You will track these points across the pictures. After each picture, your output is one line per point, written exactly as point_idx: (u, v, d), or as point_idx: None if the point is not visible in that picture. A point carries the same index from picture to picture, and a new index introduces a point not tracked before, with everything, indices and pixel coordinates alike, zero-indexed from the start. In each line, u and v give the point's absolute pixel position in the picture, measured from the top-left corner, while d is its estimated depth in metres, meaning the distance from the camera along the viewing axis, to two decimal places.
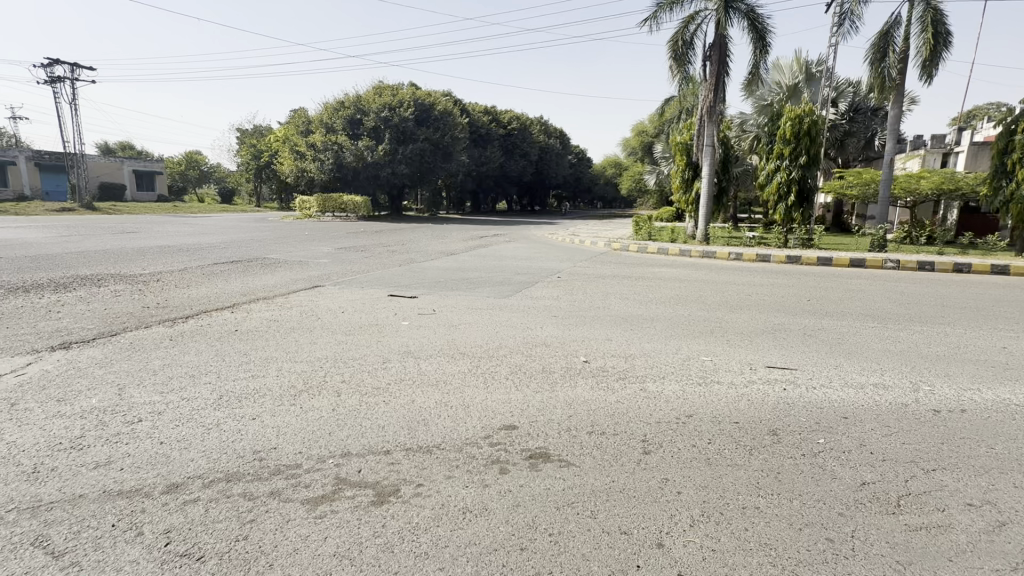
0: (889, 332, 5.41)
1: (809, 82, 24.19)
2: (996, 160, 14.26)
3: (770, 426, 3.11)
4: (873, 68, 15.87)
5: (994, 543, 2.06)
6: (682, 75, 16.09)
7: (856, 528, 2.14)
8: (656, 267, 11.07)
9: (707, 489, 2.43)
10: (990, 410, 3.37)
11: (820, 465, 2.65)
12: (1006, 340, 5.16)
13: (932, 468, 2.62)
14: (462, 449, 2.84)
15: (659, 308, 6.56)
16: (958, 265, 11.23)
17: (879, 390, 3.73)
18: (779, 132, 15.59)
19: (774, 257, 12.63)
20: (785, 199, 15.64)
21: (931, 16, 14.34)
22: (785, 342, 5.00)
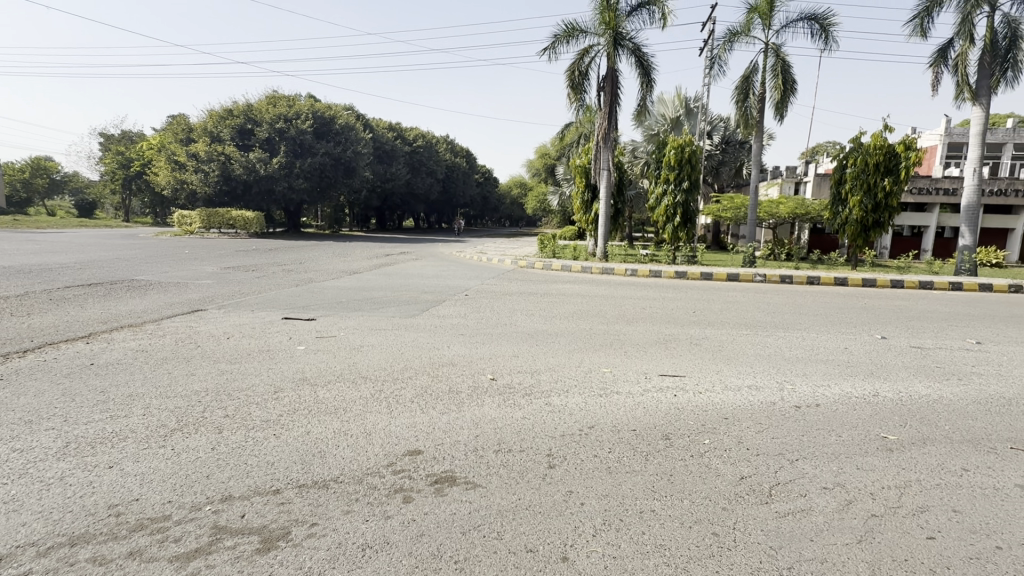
0: (759, 339, 6.10)
1: (688, 116, 27.04)
2: (834, 189, 16.87)
3: (663, 432, 3.31)
4: (738, 107, 18.13)
5: (845, 520, 2.37)
6: (578, 102, 17.13)
7: (737, 521, 2.34)
8: (560, 283, 11.51)
9: (608, 497, 2.53)
10: (838, 403, 3.90)
11: (706, 464, 2.88)
12: (848, 341, 6.06)
13: (796, 458, 2.96)
14: (362, 480, 2.67)
15: (563, 324, 6.80)
16: (811, 278, 13.06)
17: (752, 391, 4.17)
18: (665, 159, 17.15)
19: (665, 272, 13.75)
20: (672, 219, 17.13)
21: (781, 66, 16.78)
22: (674, 351, 5.44)
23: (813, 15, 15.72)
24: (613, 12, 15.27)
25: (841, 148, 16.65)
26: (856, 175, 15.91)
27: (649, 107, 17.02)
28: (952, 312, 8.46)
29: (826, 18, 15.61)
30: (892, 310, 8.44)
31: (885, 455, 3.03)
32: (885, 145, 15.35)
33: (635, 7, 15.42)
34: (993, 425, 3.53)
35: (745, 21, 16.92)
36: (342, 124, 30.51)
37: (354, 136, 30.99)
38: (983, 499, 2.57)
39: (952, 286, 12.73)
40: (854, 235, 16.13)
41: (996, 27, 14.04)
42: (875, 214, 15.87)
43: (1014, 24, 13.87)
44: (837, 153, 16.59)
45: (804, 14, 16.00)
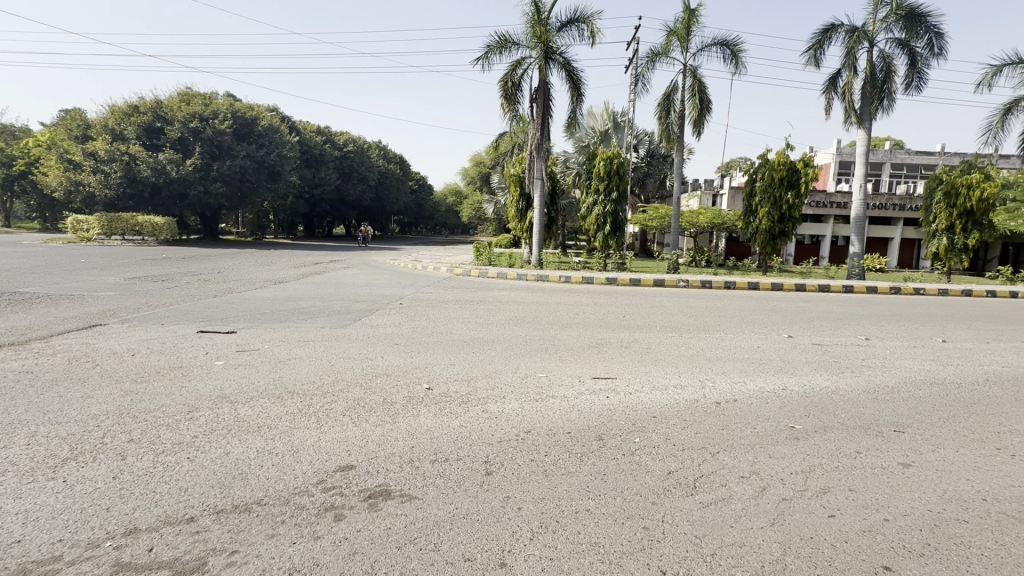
0: (683, 340, 6.48)
1: (617, 130, 28.34)
2: (746, 202, 18.29)
3: (597, 432, 3.42)
4: (661, 122, 19.24)
5: (760, 505, 2.56)
6: (512, 112, 17.40)
7: (665, 513, 2.46)
8: (495, 290, 11.57)
9: (544, 500, 2.56)
10: (753, 398, 4.22)
11: (637, 462, 3.01)
12: (760, 340, 6.60)
13: (717, 451, 3.17)
14: (288, 501, 2.52)
15: (499, 330, 6.85)
16: (727, 283, 14.07)
17: (677, 389, 4.42)
18: (595, 170, 17.81)
19: (596, 279, 14.21)
20: (603, 228, 17.81)
21: (697, 86, 18.06)
22: (606, 354, 5.64)
23: (725, 41, 17.08)
24: (544, 27, 15.74)
25: (751, 164, 18.16)
26: (764, 189, 17.42)
27: (579, 120, 17.64)
28: (844, 311, 9.46)
29: (736, 44, 17.01)
30: (795, 311, 9.28)
31: (792, 444, 3.32)
32: (787, 162, 16.94)
33: (565, 23, 15.95)
34: (879, 411, 3.97)
35: (665, 43, 18.06)
36: (265, 125, 28.86)
37: (279, 139, 29.43)
38: (873, 477, 2.89)
39: (846, 288, 14.22)
40: (763, 242, 17.54)
41: (875, 61, 16.00)
42: (780, 224, 17.39)
43: (889, 59, 15.84)
44: (748, 169, 18.06)
45: (716, 40, 17.35)
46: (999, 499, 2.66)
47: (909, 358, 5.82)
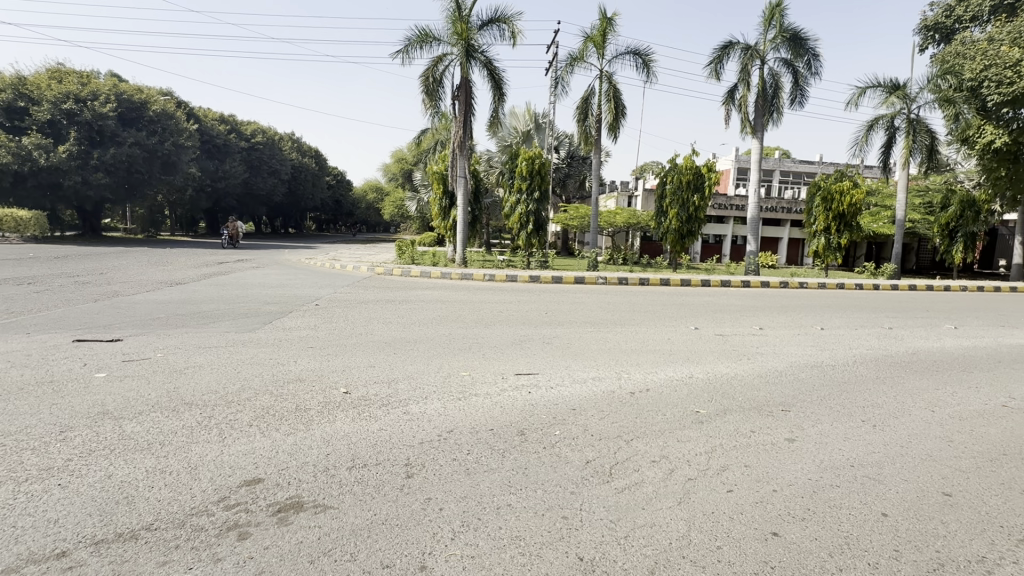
0: (600, 334, 6.77)
1: (538, 131, 28.96)
2: (658, 202, 19.46)
3: (519, 428, 3.47)
4: (580, 125, 19.93)
5: (669, 486, 2.74)
6: (433, 109, 17.16)
7: (583, 502, 2.55)
8: (418, 289, 11.35)
9: (466, 498, 2.55)
10: (663, 387, 4.51)
11: (557, 454, 3.09)
12: (670, 332, 7.07)
13: (630, 438, 3.34)
14: (184, 522, 2.30)
15: (421, 330, 6.72)
16: (641, 279, 14.91)
17: (595, 381, 4.61)
18: (517, 169, 18.09)
19: (520, 277, 14.41)
20: (526, 226, 18.10)
21: (613, 91, 18.91)
22: (528, 350, 5.75)
23: (637, 50, 18.01)
24: (465, 24, 15.66)
25: (662, 168, 19.40)
26: (674, 191, 18.65)
27: (501, 119, 17.76)
28: (742, 304, 10.39)
29: (647, 54, 18.01)
30: (699, 305, 10.05)
31: (697, 427, 3.59)
32: (693, 167, 18.28)
33: (486, 22, 15.98)
34: (770, 394, 4.39)
35: (582, 48, 18.70)
36: (157, 110, 25.81)
37: (174, 126, 26.66)
38: (765, 453, 3.19)
39: (743, 284, 15.62)
40: (674, 241, 18.80)
41: (766, 78, 17.67)
42: (688, 224, 18.68)
43: (776, 76, 17.60)
44: (659, 172, 19.25)
45: (629, 49, 18.26)
46: (864, 465, 3.06)
47: (794, 345, 6.51)
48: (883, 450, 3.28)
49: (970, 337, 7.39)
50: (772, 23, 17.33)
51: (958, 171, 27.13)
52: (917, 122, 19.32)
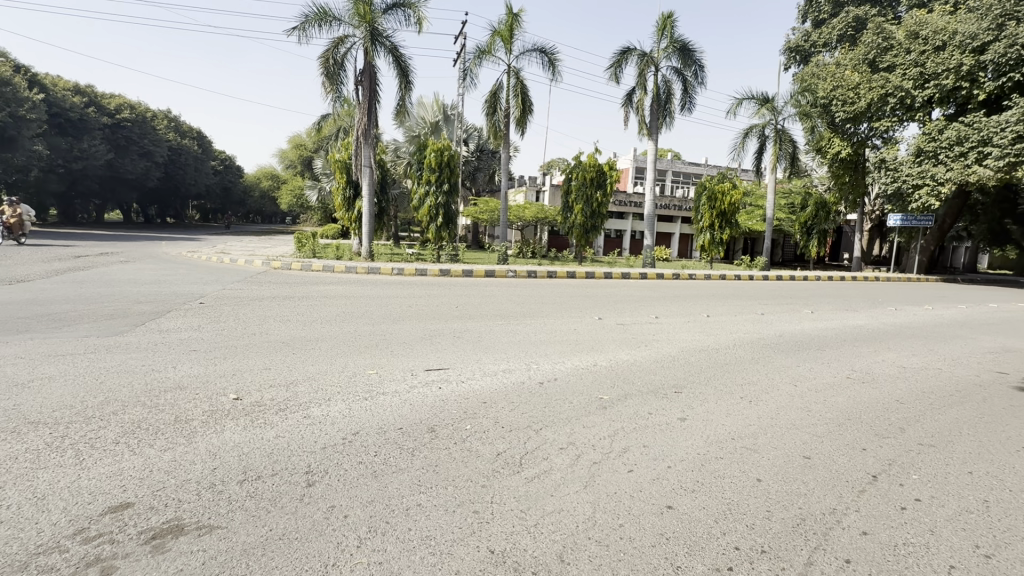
0: (510, 327, 6.87)
1: (447, 122, 28.63)
2: (565, 198, 20.16)
3: (429, 425, 3.40)
4: (488, 119, 19.97)
5: (575, 471, 2.85)
6: (334, 93, 16.18)
7: (493, 494, 2.57)
8: (319, 284, 10.69)
9: (373, 502, 2.45)
10: (570, 376, 4.69)
11: (467, 448, 3.08)
12: (576, 323, 7.37)
13: (540, 428, 3.43)
14: (28, 564, 1.95)
15: (324, 328, 6.34)
16: (549, 272, 15.36)
17: (505, 373, 4.67)
18: (425, 161, 17.72)
19: (430, 270, 14.17)
20: (435, 219, 17.81)
21: (521, 87, 19.16)
22: (439, 345, 5.66)
23: (543, 48, 18.41)
24: (367, 6, 14.92)
25: (568, 164, 20.10)
26: (579, 187, 19.43)
27: (408, 108, 17.24)
28: (640, 295, 11.14)
29: (553, 53, 18.49)
30: (602, 296, 10.60)
31: (601, 412, 3.78)
32: (596, 164, 19.18)
33: (390, 6, 15.35)
34: (664, 377, 4.76)
35: (490, 42, 18.72)
36: None
37: (11, 93, 22.43)
38: (661, 433, 3.44)
39: (641, 276, 16.75)
40: (579, 236, 19.59)
41: (660, 84, 18.97)
42: (592, 219, 19.57)
43: (669, 83, 18.99)
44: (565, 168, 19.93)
45: (535, 47, 18.60)
46: (742, 437, 3.42)
47: (685, 331, 7.12)
48: (757, 423, 3.70)
49: (822, 320, 8.61)
50: (664, 33, 18.64)
51: (813, 176, 31.31)
52: (783, 132, 21.98)
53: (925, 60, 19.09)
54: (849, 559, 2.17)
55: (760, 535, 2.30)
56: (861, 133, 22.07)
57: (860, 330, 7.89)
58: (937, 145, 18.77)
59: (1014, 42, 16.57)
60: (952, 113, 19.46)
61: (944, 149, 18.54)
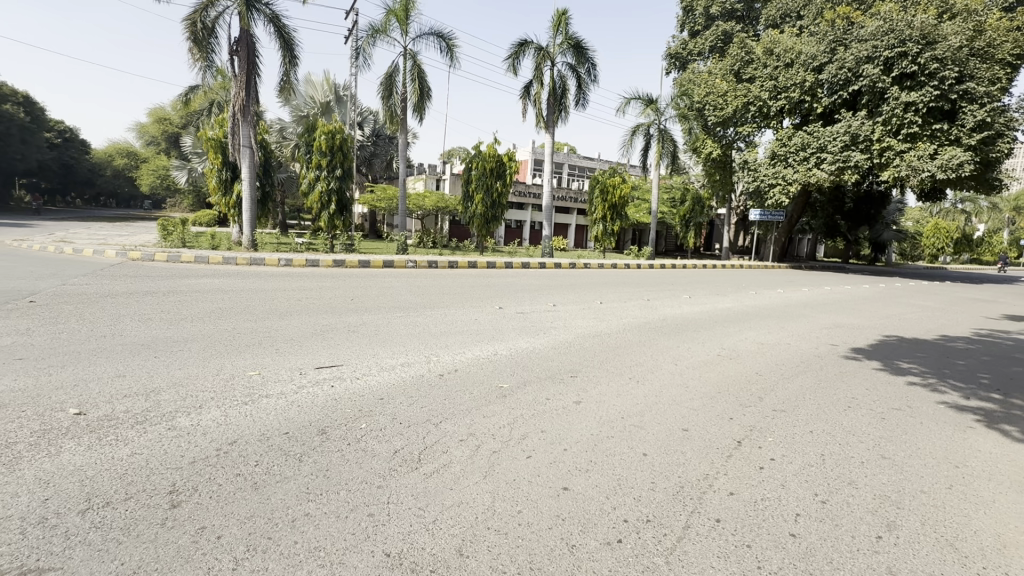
0: (409, 319, 6.67)
1: (338, 103, 26.96)
2: (465, 187, 20.05)
3: (320, 426, 3.18)
4: (384, 102, 19.12)
5: (475, 462, 2.84)
6: (204, 61, 14.38)
7: (390, 495, 2.46)
8: (190, 277, 9.49)
9: (254, 517, 2.22)
10: (470, 366, 4.68)
11: (363, 448, 2.92)
12: (477, 313, 7.36)
13: (439, 421, 3.37)
14: None
15: (196, 326, 5.64)
16: (450, 263, 15.20)
17: (403, 367, 4.53)
18: (315, 143, 16.44)
19: (322, 261, 13.29)
20: (327, 206, 16.72)
21: (418, 71, 18.57)
22: (332, 341, 5.32)
23: (440, 33, 18.00)
24: None
25: (467, 153, 19.99)
26: (479, 176, 19.44)
27: (293, 85, 15.86)
28: (538, 283, 11.45)
29: (450, 39, 18.16)
30: (502, 286, 10.73)
31: (501, 401, 3.81)
32: (495, 155, 19.31)
33: None
34: (561, 363, 4.94)
35: (384, 21, 17.87)
36: None
37: None
38: (557, 417, 3.56)
39: (540, 265, 17.25)
40: (480, 226, 19.64)
41: (556, 78, 19.54)
42: (492, 209, 19.70)
43: (564, 79, 19.63)
44: (465, 157, 19.79)
45: (432, 31, 18.13)
46: (631, 415, 3.66)
47: (580, 317, 7.47)
48: (643, 401, 3.99)
49: (698, 304, 9.56)
50: (559, 29, 19.19)
51: (691, 174, 34.49)
52: (665, 132, 23.86)
53: (778, 74, 21.87)
54: (719, 518, 2.42)
55: (646, 506, 2.48)
56: (729, 137, 24.71)
57: (728, 312, 8.88)
58: (786, 150, 21.67)
59: (843, 65, 19.63)
60: (797, 123, 22.58)
61: (792, 154, 21.47)
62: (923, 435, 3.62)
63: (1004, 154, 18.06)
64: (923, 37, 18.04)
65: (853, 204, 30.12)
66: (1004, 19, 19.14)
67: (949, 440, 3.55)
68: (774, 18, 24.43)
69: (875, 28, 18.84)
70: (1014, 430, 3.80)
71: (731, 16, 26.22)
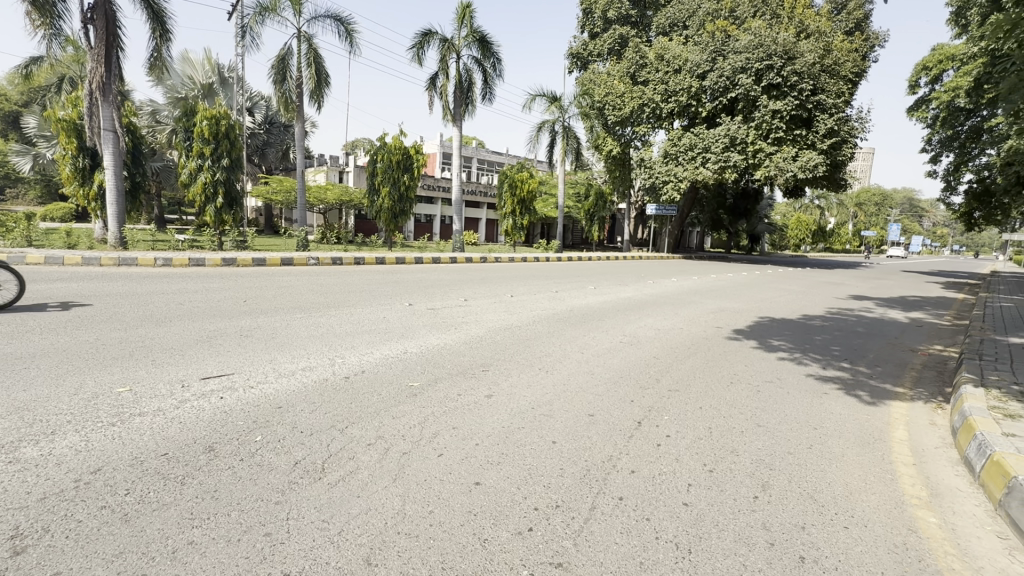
0: (312, 320, 6.27)
1: (223, 86, 24.55)
2: (370, 180, 19.29)
3: (208, 443, 2.89)
4: (277, 87, 17.70)
5: (383, 465, 2.75)
6: (48, 29, 12.29)
7: (290, 510, 2.29)
8: (40, 282, 8.13)
9: (125, 553, 1.96)
10: (378, 366, 4.51)
11: (258, 463, 2.70)
12: (387, 311, 7.12)
13: (344, 426, 3.21)
14: None
15: (49, 339, 4.84)
16: (356, 259, 14.53)
17: (305, 372, 4.25)
18: (194, 129, 14.77)
19: (209, 260, 12.03)
20: (213, 200, 15.16)
21: (313, 55, 17.40)
22: (221, 347, 4.85)
23: (338, 16, 17.02)
24: None
25: (372, 145, 19.23)
26: (384, 169, 18.82)
27: (165, 63, 14.10)
28: (448, 279, 11.34)
29: (349, 24, 17.24)
30: (411, 282, 10.46)
31: (411, 400, 3.73)
32: (402, 148, 18.74)
33: None
34: (473, 357, 4.95)
35: None
36: None
37: None
38: (469, 412, 3.55)
39: (451, 260, 17.12)
40: (387, 220, 18.98)
41: (462, 72, 19.39)
42: (400, 203, 19.13)
43: (470, 72, 19.53)
44: (369, 149, 19.02)
45: (329, 14, 17.09)
46: (541, 405, 3.75)
47: (491, 311, 7.53)
48: (552, 390, 4.13)
49: (602, 294, 10.07)
50: (464, 22, 19.02)
51: (594, 170, 36.16)
52: (569, 129, 24.73)
53: (668, 79, 23.55)
54: (622, 496, 2.57)
55: (556, 492, 2.56)
56: (627, 136, 26.26)
57: (629, 300, 9.47)
58: (677, 149, 23.40)
59: (723, 73, 21.65)
60: (685, 124, 24.54)
61: (682, 154, 23.28)
62: (789, 402, 4.13)
63: (848, 158, 21.14)
64: (785, 53, 20.45)
65: (733, 201, 33.50)
66: (846, 41, 22.28)
67: (810, 405, 4.10)
68: (663, 26, 26.21)
69: (747, 42, 21.01)
70: (862, 395, 4.47)
71: (626, 21, 27.73)
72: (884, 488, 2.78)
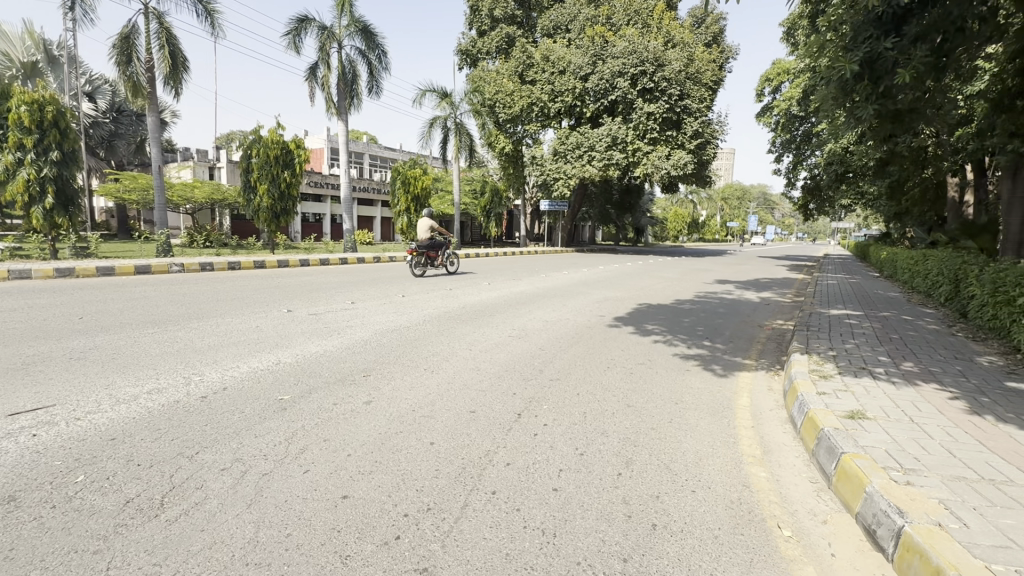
0: (167, 335, 5.54)
1: (51, 65, 20.83)
2: (245, 177, 17.62)
3: (7, 493, 2.40)
4: (120, 69, 15.37)
5: (236, 491, 2.49)
6: None
7: (112, 558, 1.98)
8: None
9: None
10: (243, 381, 4.11)
11: (77, 507, 2.31)
12: (262, 319, 6.54)
13: (195, 452, 2.87)
14: None
15: None
16: (230, 264, 13.18)
17: (151, 395, 3.74)
18: (10, 116, 12.32)
19: (37, 271, 10.13)
20: (41, 200, 12.79)
21: (166, 35, 15.37)
22: (40, 376, 4.08)
23: None
24: None
25: (245, 138, 17.54)
26: (261, 165, 17.24)
27: None
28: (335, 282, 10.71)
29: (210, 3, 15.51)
30: (324, 283, 10.37)
31: (279, 415, 3.44)
32: (280, 141, 17.30)
33: None
34: (355, 363, 4.72)
35: None
36: None
37: None
38: (343, 422, 3.37)
39: (341, 261, 16.27)
40: (267, 221, 17.45)
41: (344, 62, 18.42)
42: (281, 202, 17.70)
43: (354, 64, 18.62)
44: (242, 142, 17.33)
45: None
46: (422, 407, 3.67)
47: (380, 313, 7.25)
48: (435, 390, 4.07)
49: (495, 289, 10.21)
50: (344, 10, 18.06)
51: (489, 167, 36.52)
52: (461, 125, 24.62)
53: (554, 80, 24.47)
54: (494, 490, 2.59)
55: (428, 495, 2.51)
56: (518, 134, 26.84)
57: (521, 294, 9.70)
58: (566, 148, 24.44)
59: (603, 76, 23.02)
60: (572, 124, 25.71)
61: (570, 152, 24.38)
62: (656, 382, 4.50)
63: (711, 157, 23.68)
64: (655, 60, 22.30)
65: (619, 197, 35.61)
66: (706, 52, 24.82)
67: (674, 382, 4.50)
68: (548, 28, 27.09)
69: (623, 48, 22.55)
70: (717, 368, 5.02)
71: (512, 21, 28.23)
72: (726, 451, 3.12)
